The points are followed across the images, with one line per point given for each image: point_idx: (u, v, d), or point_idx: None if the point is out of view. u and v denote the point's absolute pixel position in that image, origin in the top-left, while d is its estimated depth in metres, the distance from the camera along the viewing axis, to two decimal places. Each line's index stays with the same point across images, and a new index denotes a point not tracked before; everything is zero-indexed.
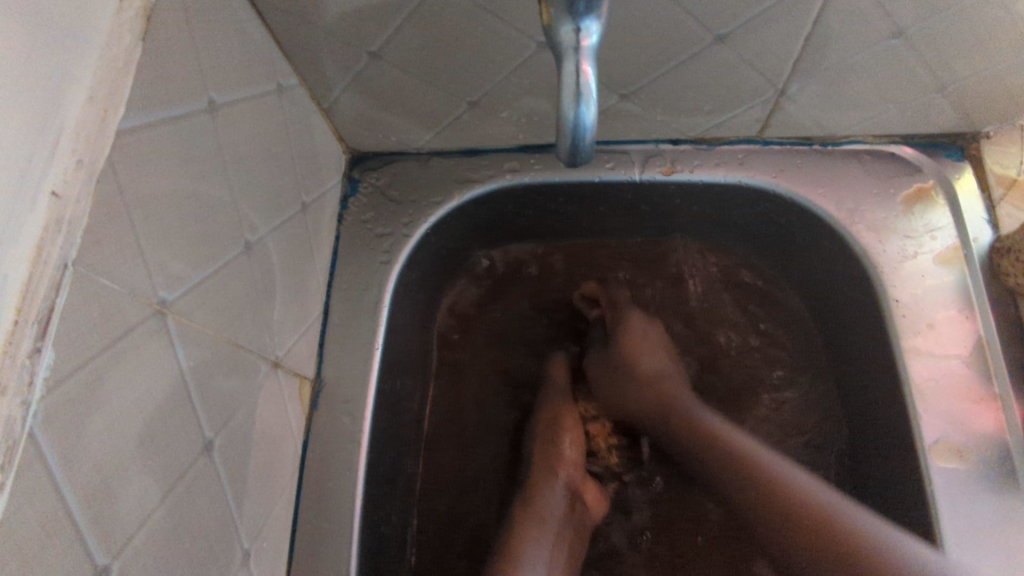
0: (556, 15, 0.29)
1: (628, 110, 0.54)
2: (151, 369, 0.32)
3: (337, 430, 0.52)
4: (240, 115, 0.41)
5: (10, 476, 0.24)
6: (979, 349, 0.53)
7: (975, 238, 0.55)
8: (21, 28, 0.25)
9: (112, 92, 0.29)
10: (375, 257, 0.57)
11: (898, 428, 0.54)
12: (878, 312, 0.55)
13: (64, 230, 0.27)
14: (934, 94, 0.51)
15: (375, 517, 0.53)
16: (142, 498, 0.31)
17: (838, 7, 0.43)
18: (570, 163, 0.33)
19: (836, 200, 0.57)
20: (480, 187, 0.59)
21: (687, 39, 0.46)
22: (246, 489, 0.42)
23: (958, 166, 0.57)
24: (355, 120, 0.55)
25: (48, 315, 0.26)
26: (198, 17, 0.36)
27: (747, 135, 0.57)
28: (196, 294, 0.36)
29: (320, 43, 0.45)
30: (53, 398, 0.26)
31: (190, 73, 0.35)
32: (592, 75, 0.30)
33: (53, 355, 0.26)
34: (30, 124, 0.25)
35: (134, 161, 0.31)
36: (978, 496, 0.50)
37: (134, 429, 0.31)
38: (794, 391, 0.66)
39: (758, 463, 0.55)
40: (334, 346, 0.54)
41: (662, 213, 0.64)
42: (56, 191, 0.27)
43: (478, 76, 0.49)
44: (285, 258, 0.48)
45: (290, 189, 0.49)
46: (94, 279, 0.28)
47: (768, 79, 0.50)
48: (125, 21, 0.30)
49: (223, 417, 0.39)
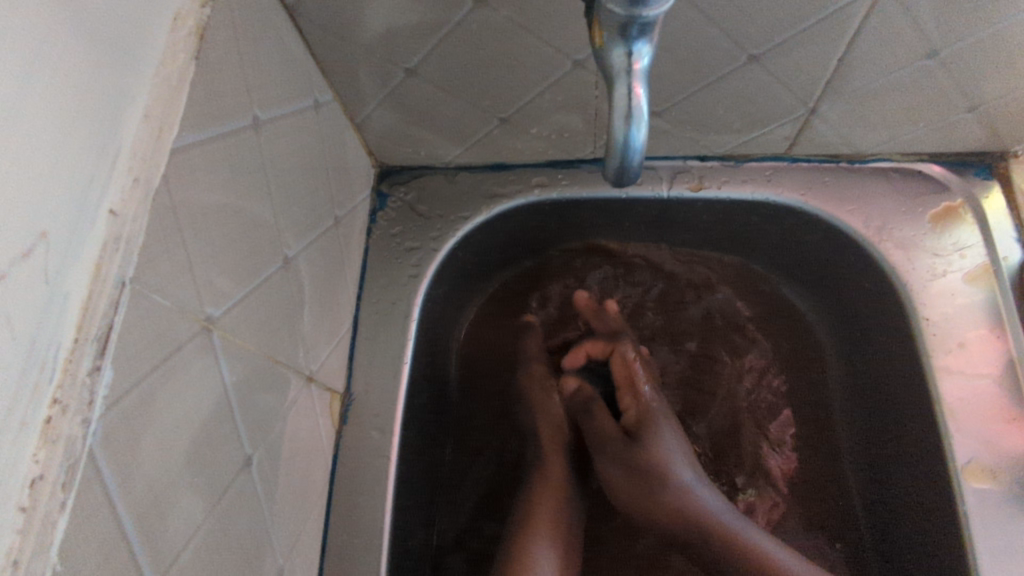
0: (608, 37, 0.29)
1: (658, 127, 0.55)
2: (199, 385, 0.32)
3: (367, 445, 0.52)
4: (281, 132, 0.41)
5: (70, 495, 0.24)
6: (1009, 368, 0.53)
7: (1004, 257, 0.55)
8: (83, 52, 0.25)
9: (168, 110, 0.30)
10: (403, 271, 0.57)
11: (929, 450, 0.54)
12: (907, 331, 0.55)
13: (122, 248, 0.27)
14: (965, 113, 0.51)
15: (403, 529, 0.53)
16: (189, 515, 0.31)
17: (874, 26, 0.43)
18: (618, 183, 0.33)
19: (864, 217, 0.57)
20: (507, 203, 0.60)
21: (722, 58, 0.46)
22: (280, 504, 0.42)
23: (986, 185, 0.57)
24: (386, 135, 0.55)
25: (107, 332, 0.26)
26: (245, 35, 0.36)
27: (775, 152, 0.58)
28: (239, 309, 0.36)
29: (358, 60, 0.46)
30: (111, 415, 0.26)
31: (238, 92, 0.36)
32: (643, 96, 0.30)
33: (112, 373, 0.26)
34: (92, 143, 0.26)
35: (185, 178, 0.31)
36: (1013, 516, 0.49)
37: (182, 446, 0.31)
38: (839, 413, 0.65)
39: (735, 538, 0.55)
40: (364, 360, 0.54)
41: (688, 230, 0.64)
42: (114, 208, 0.27)
43: (511, 93, 0.50)
44: (318, 272, 0.48)
45: (324, 204, 0.49)
46: (148, 296, 0.29)
47: (800, 97, 0.50)
48: (179, 41, 0.31)
49: (261, 432, 0.39)
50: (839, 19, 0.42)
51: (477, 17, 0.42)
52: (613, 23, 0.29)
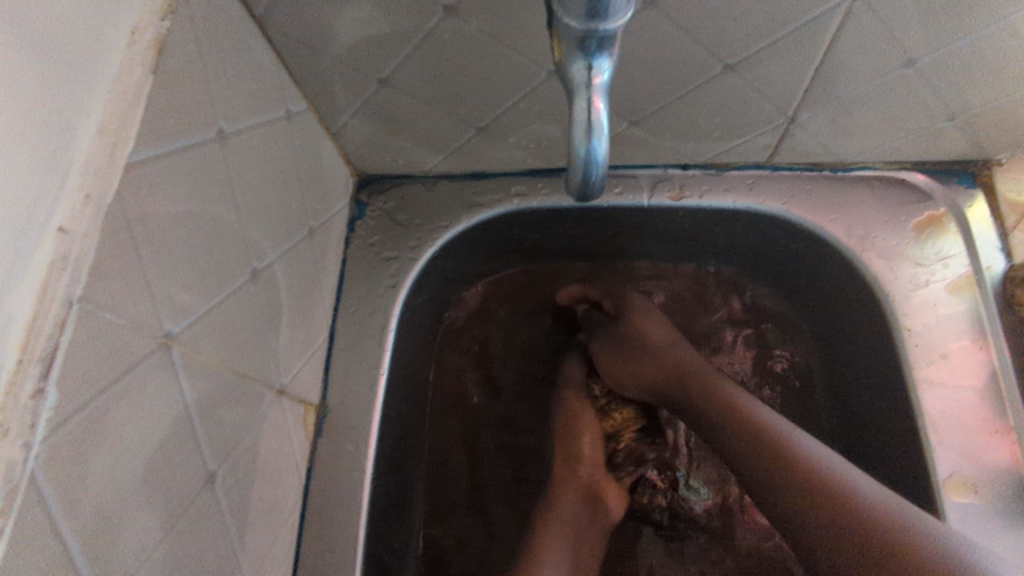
0: (568, 51, 0.29)
1: (637, 136, 0.54)
2: (157, 403, 0.32)
3: (342, 458, 0.51)
4: (249, 142, 0.41)
5: (9, 521, 0.23)
6: (992, 379, 0.52)
7: (988, 267, 0.55)
8: (32, 66, 0.25)
9: (123, 124, 0.29)
10: (382, 281, 0.57)
11: (910, 462, 0.53)
12: (890, 341, 0.55)
13: (70, 267, 0.26)
14: (946, 122, 0.51)
15: (379, 542, 0.53)
16: (142, 535, 0.31)
17: (848, 36, 0.42)
18: (581, 198, 0.32)
19: (846, 226, 0.57)
20: (487, 212, 0.59)
21: (698, 67, 0.45)
22: (249, 519, 0.42)
23: (970, 194, 0.57)
24: (364, 144, 0.55)
25: (53, 352, 0.25)
26: (209, 47, 0.36)
27: (757, 160, 0.57)
28: (201, 324, 0.36)
29: (330, 70, 0.45)
30: (56, 436, 0.25)
31: (201, 103, 0.35)
32: (604, 111, 0.30)
33: (58, 395, 0.26)
34: (40, 161, 0.25)
35: (142, 191, 0.31)
36: (994, 530, 0.49)
37: (136, 465, 0.30)
38: (823, 422, 0.64)
39: (759, 422, 0.51)
40: (341, 371, 0.54)
41: (669, 237, 0.64)
42: (63, 226, 0.26)
43: (488, 103, 0.49)
44: (291, 283, 0.48)
45: (298, 214, 0.49)
46: (100, 314, 0.28)
47: (778, 107, 0.50)
48: (136, 54, 0.30)
49: (226, 446, 0.38)
50: (814, 28, 0.42)
51: (448, 27, 0.42)
52: (571, 37, 0.28)
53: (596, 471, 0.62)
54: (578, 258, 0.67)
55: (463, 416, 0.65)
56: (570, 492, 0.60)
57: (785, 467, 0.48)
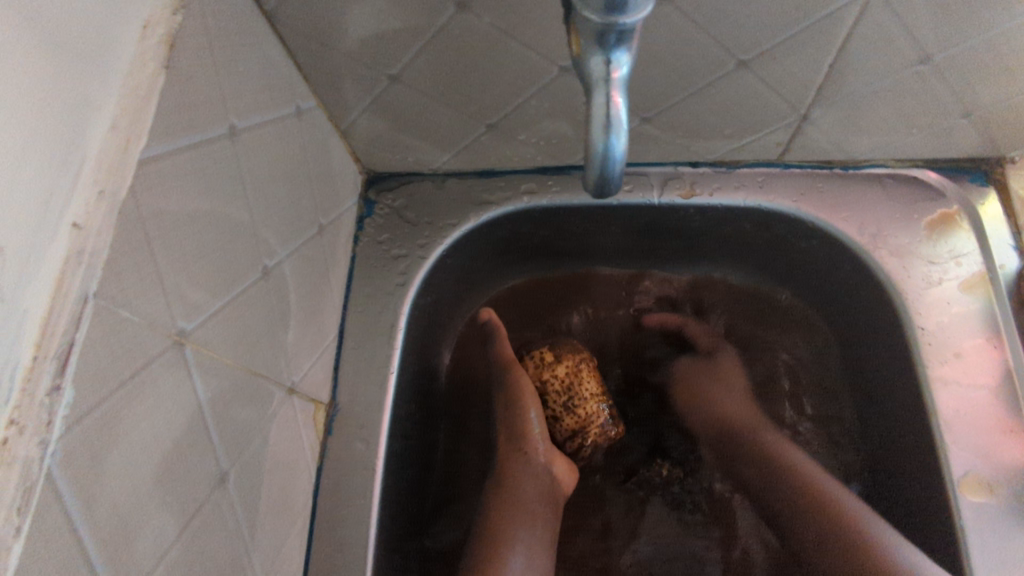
0: (586, 46, 0.29)
1: (647, 133, 0.54)
2: (171, 401, 0.32)
3: (352, 456, 0.51)
4: (260, 139, 0.41)
5: (25, 520, 0.23)
6: (1007, 378, 0.52)
7: (1001, 265, 0.54)
8: (45, 60, 0.24)
9: (136, 120, 0.29)
10: (391, 279, 0.57)
11: (924, 462, 0.53)
12: (903, 340, 0.54)
13: (85, 262, 0.26)
14: (960, 119, 0.50)
15: (390, 541, 0.52)
16: (157, 534, 0.31)
17: (862, 32, 0.42)
18: (598, 194, 0.32)
19: (859, 224, 0.57)
20: (496, 210, 0.59)
21: (710, 63, 0.45)
22: (260, 518, 0.41)
23: (983, 192, 0.56)
24: (373, 141, 0.54)
25: (68, 349, 0.25)
26: (221, 43, 0.36)
27: (767, 158, 0.57)
28: (214, 321, 0.36)
29: (340, 67, 0.45)
30: (72, 435, 0.25)
31: (213, 99, 0.35)
32: (622, 105, 0.29)
33: (73, 393, 0.25)
34: (54, 155, 0.25)
35: (156, 188, 0.31)
36: (1012, 530, 0.48)
37: (151, 464, 0.30)
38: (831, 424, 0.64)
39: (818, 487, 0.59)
40: (350, 370, 0.54)
41: (678, 237, 0.63)
42: (78, 222, 0.26)
43: (499, 100, 0.49)
44: (301, 281, 0.48)
45: (308, 212, 0.48)
46: (114, 311, 0.28)
47: (790, 104, 0.49)
48: (149, 49, 0.30)
49: (238, 446, 0.38)
50: (829, 24, 0.42)
51: (460, 23, 0.41)
52: (590, 30, 0.28)
53: (550, 449, 0.61)
54: (582, 256, 0.66)
55: (452, 413, 0.64)
56: (528, 479, 0.59)
57: (812, 507, 0.58)
